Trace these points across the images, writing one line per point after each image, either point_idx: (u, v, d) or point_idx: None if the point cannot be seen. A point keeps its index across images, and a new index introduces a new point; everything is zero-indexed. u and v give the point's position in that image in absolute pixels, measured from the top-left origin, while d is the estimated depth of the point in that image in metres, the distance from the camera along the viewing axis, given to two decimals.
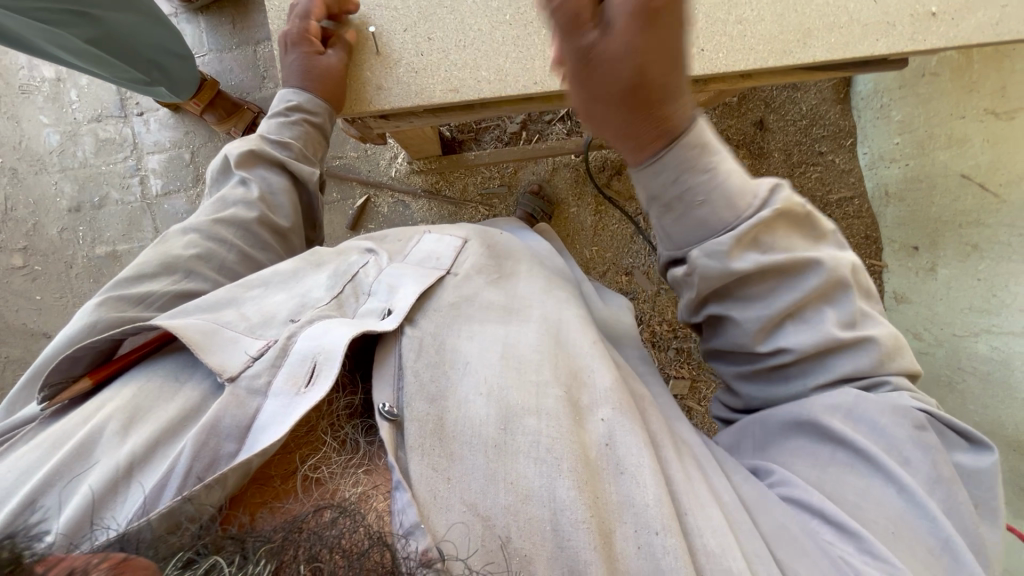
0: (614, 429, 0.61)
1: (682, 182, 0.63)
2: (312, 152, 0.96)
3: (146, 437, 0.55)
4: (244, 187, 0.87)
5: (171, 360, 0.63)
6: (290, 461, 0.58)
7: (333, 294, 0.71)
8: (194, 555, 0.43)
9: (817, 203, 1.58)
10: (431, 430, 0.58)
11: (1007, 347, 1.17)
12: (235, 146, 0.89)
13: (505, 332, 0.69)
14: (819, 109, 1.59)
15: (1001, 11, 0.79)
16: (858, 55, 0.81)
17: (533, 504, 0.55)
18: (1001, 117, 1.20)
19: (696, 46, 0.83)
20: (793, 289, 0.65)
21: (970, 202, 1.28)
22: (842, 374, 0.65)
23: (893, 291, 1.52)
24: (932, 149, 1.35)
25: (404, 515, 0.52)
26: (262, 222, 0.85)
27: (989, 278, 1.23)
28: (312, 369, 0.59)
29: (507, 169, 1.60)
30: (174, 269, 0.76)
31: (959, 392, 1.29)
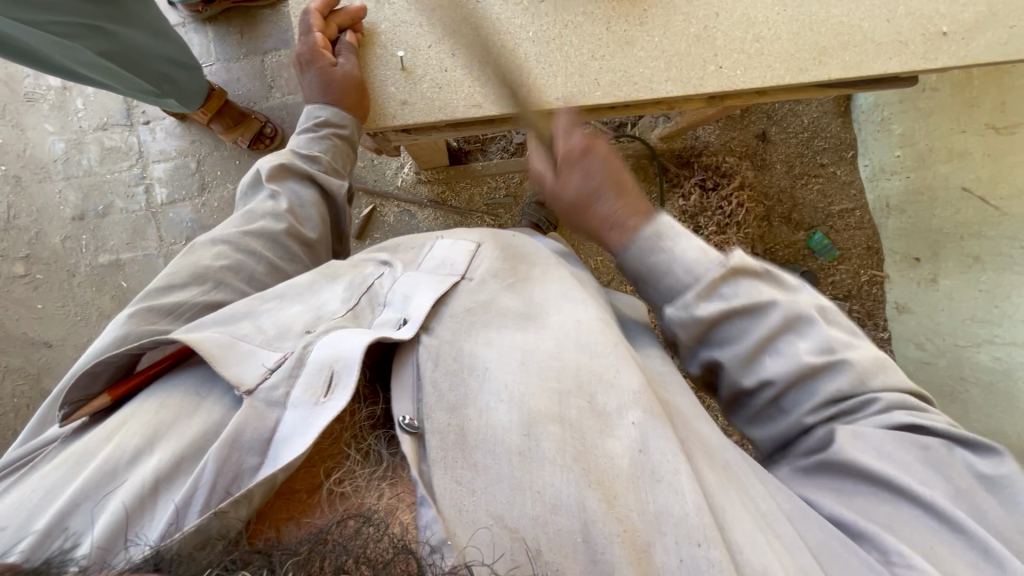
0: (646, 433, 0.61)
1: (648, 262, 0.74)
2: (342, 164, 0.95)
3: (171, 453, 0.55)
4: (272, 201, 0.87)
5: (192, 374, 0.63)
6: (314, 474, 0.58)
7: (349, 306, 0.72)
8: (223, 570, 0.43)
9: (819, 214, 1.60)
10: (452, 441, 0.59)
11: (1010, 357, 1.19)
12: (265, 160, 0.90)
13: (518, 339, 0.68)
14: (820, 121, 1.61)
15: (1009, 31, 0.81)
16: (871, 73, 0.83)
17: (564, 514, 0.54)
18: (1001, 132, 1.23)
19: (714, 63, 0.85)
20: (757, 326, 0.68)
21: (971, 215, 1.30)
22: (827, 395, 0.66)
23: (895, 300, 1.53)
24: (933, 162, 1.38)
25: (431, 530, 0.52)
26: (290, 233, 0.85)
27: (992, 289, 1.25)
28: (330, 378, 0.58)
29: (513, 179, 1.60)
30: (204, 280, 0.76)
31: (961, 403, 1.30)
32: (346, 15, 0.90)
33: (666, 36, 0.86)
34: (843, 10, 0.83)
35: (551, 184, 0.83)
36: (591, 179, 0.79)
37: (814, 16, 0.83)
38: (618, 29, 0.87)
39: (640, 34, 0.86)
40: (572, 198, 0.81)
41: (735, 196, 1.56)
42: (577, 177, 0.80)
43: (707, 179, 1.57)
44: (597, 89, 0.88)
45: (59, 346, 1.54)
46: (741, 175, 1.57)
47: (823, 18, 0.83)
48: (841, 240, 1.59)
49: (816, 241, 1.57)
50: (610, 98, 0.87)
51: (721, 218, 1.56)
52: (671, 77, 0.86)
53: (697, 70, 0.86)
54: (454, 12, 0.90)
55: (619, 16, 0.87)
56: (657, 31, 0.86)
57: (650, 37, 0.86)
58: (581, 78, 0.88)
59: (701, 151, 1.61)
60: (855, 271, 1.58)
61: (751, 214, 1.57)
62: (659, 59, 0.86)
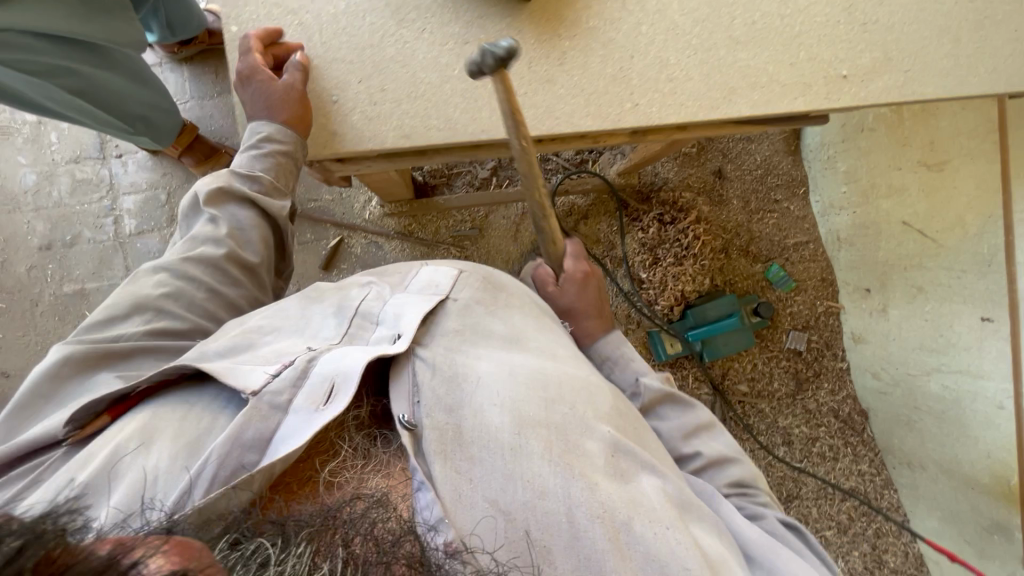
0: (617, 441, 0.72)
1: (619, 349, 1.04)
2: (283, 183, 0.97)
3: (172, 450, 0.62)
4: (213, 224, 0.92)
5: (178, 388, 0.69)
6: (308, 467, 0.66)
7: (342, 331, 0.79)
8: (242, 536, 0.52)
9: (775, 246, 1.65)
10: (450, 437, 0.67)
11: (958, 385, 1.27)
12: (204, 184, 0.93)
13: (509, 359, 0.77)
14: (772, 159, 1.68)
15: (905, 75, 0.84)
16: (781, 112, 0.85)
17: (550, 499, 0.65)
18: (933, 169, 1.27)
19: (630, 100, 0.86)
20: (687, 414, 0.95)
21: (912, 247, 1.35)
22: (733, 478, 0.89)
23: (851, 331, 1.59)
24: (876, 199, 1.44)
25: (428, 511, 0.63)
26: (231, 257, 0.90)
27: (935, 318, 1.31)
28: (330, 388, 0.66)
29: (478, 212, 1.66)
30: (145, 308, 0.82)
31: (917, 430, 1.42)
32: (282, 46, 0.90)
33: (585, 79, 0.86)
34: (748, 54, 0.85)
35: (552, 289, 1.07)
36: (581, 300, 1.06)
37: (721, 58, 0.85)
38: (539, 68, 0.86)
39: (559, 73, 0.86)
40: (564, 305, 1.06)
41: (691, 229, 1.58)
42: (572, 291, 1.05)
43: (665, 213, 1.60)
44: (519, 123, 0.87)
45: (17, 376, 1.53)
46: (696, 209, 1.61)
47: (732, 60, 0.85)
48: (797, 271, 1.64)
49: (774, 273, 1.62)
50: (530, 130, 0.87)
51: (679, 250, 1.58)
52: (589, 112, 0.86)
53: (615, 107, 0.86)
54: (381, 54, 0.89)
55: (540, 56, 0.86)
56: (577, 71, 0.86)
57: (570, 77, 0.86)
58: (505, 114, 0.87)
59: (660, 186, 1.65)
60: (811, 302, 1.63)
61: (708, 246, 1.59)
62: (579, 96, 0.86)
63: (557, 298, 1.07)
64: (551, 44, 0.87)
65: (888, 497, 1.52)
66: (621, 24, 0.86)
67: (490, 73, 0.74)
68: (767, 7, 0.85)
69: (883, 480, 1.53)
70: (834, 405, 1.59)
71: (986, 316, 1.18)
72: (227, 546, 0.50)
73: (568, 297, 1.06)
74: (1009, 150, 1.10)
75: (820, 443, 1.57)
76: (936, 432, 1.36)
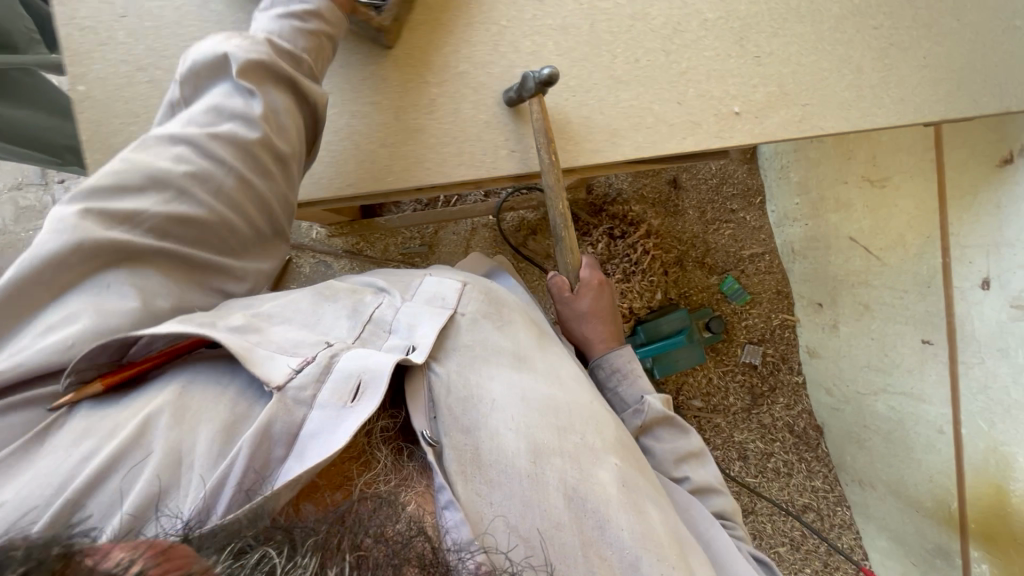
0: (624, 473, 0.67)
1: (626, 364, 0.99)
2: (321, 68, 0.74)
3: (208, 437, 0.51)
4: (242, 96, 0.64)
5: (206, 363, 0.57)
6: (340, 473, 0.58)
7: (356, 333, 0.68)
8: (248, 544, 0.44)
9: (731, 258, 1.57)
10: (469, 459, 0.62)
11: (903, 407, 1.26)
12: (243, 48, 0.64)
13: (520, 383, 0.70)
14: (727, 168, 1.60)
15: (802, 109, 0.87)
16: (666, 152, 0.87)
17: (566, 530, 0.60)
18: (876, 185, 1.25)
19: (506, 147, 0.88)
20: (683, 439, 0.91)
21: (859, 263, 1.32)
22: (716, 509, 0.86)
23: (807, 345, 1.52)
24: (825, 213, 1.40)
25: (457, 532, 0.56)
26: (265, 145, 0.65)
27: (880, 337, 1.28)
28: (357, 386, 0.57)
29: (427, 229, 1.64)
30: (164, 186, 0.60)
31: (867, 449, 1.38)
32: None
33: (455, 126, 0.87)
34: (631, 93, 0.87)
35: (568, 296, 1.04)
36: (598, 306, 1.03)
37: (602, 99, 0.87)
38: (407, 118, 0.86)
39: (427, 121, 0.86)
40: (581, 311, 1.03)
41: (641, 243, 1.52)
42: (589, 298, 1.03)
43: (615, 227, 1.52)
44: (388, 174, 0.86)
45: None
46: (647, 223, 1.54)
47: (614, 100, 0.87)
48: (752, 284, 1.56)
49: (728, 286, 1.54)
50: (401, 180, 0.86)
51: (628, 266, 1.51)
52: (463, 160, 0.87)
53: (490, 154, 0.88)
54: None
55: (408, 106, 0.86)
56: (447, 118, 0.87)
57: (439, 124, 0.86)
58: (374, 163, 0.86)
59: (614, 198, 1.55)
60: (766, 315, 1.55)
61: (659, 262, 1.53)
62: (452, 145, 0.87)
63: (573, 306, 1.03)
64: (415, 89, 0.86)
65: (840, 515, 1.46)
66: (498, 70, 0.86)
67: (527, 96, 0.82)
68: (651, 44, 0.86)
69: (835, 496, 1.48)
70: (789, 419, 1.52)
71: (927, 339, 1.17)
72: (229, 556, 0.43)
73: (586, 304, 1.03)
74: (946, 172, 1.10)
75: (775, 458, 1.49)
76: (884, 452, 1.33)
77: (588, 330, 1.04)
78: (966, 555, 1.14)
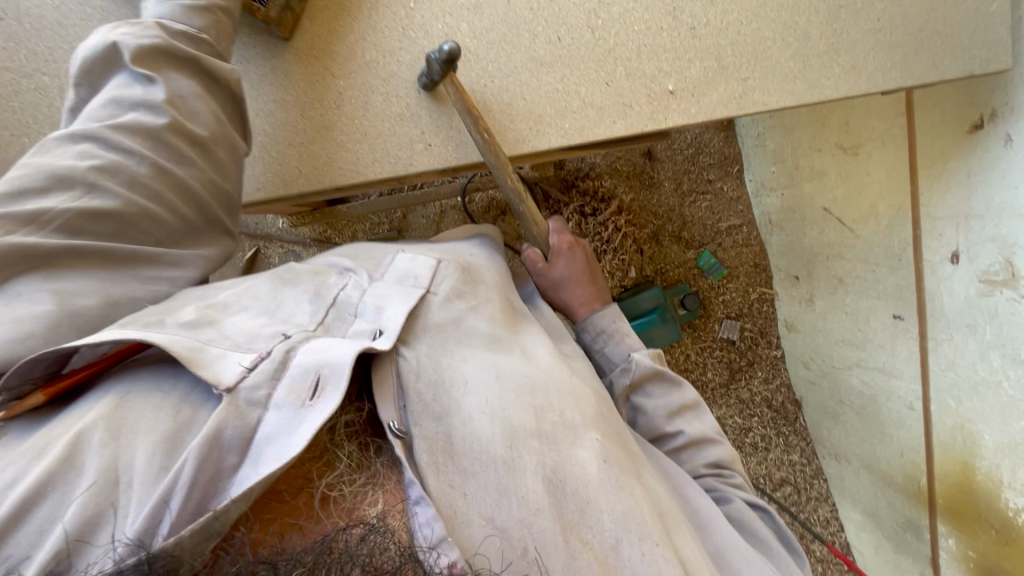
0: (607, 449, 0.63)
1: (615, 322, 0.95)
2: (224, 49, 0.77)
3: (150, 448, 0.46)
4: (143, 86, 0.67)
5: (150, 370, 0.52)
6: (301, 475, 0.51)
7: (318, 318, 0.62)
8: None
9: (708, 231, 1.55)
10: (441, 448, 0.56)
11: (876, 382, 1.27)
12: (132, 35, 0.67)
13: (494, 359, 0.66)
14: (703, 138, 1.56)
15: (743, 84, 0.98)
16: (595, 136, 0.98)
17: (546, 515, 0.56)
18: (848, 152, 1.27)
19: (422, 141, 0.97)
20: (672, 394, 0.87)
21: (832, 236, 1.33)
22: (711, 459, 0.83)
23: (784, 319, 1.53)
24: (800, 182, 1.40)
25: (429, 529, 0.51)
26: (176, 128, 0.66)
27: (854, 312, 1.30)
28: (316, 383, 0.52)
29: (395, 214, 1.62)
30: (70, 183, 0.59)
31: (843, 423, 1.38)
32: None
33: (366, 118, 0.96)
34: (554, 78, 0.97)
35: (542, 267, 0.99)
36: (573, 268, 0.99)
37: (529, 87, 0.96)
38: (314, 115, 0.96)
39: (335, 119, 0.96)
40: (557, 278, 0.99)
41: (612, 221, 1.51)
42: (562, 263, 0.99)
43: (586, 205, 1.50)
44: (302, 174, 0.97)
45: None
46: (618, 199, 1.52)
47: (539, 85, 0.97)
48: (729, 257, 1.55)
49: (705, 261, 1.53)
50: (318, 179, 0.97)
51: (599, 244, 1.50)
52: (377, 159, 0.97)
53: (406, 150, 0.97)
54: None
55: (314, 103, 0.96)
56: (357, 111, 0.96)
57: (347, 121, 0.96)
58: (298, 162, 0.96)
59: (587, 173, 1.52)
60: (743, 289, 1.54)
61: (631, 239, 1.52)
62: (361, 141, 0.97)
63: (549, 275, 0.99)
64: (324, 83, 0.96)
65: (816, 487, 1.46)
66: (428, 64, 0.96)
67: (439, 78, 0.90)
68: (574, 20, 0.96)
69: (813, 469, 1.48)
70: (767, 394, 1.52)
71: (898, 314, 1.19)
72: None
73: (562, 269, 0.99)
74: (916, 139, 1.13)
75: (753, 433, 1.49)
76: (859, 427, 1.33)
77: (570, 296, 0.99)
78: (934, 529, 1.15)
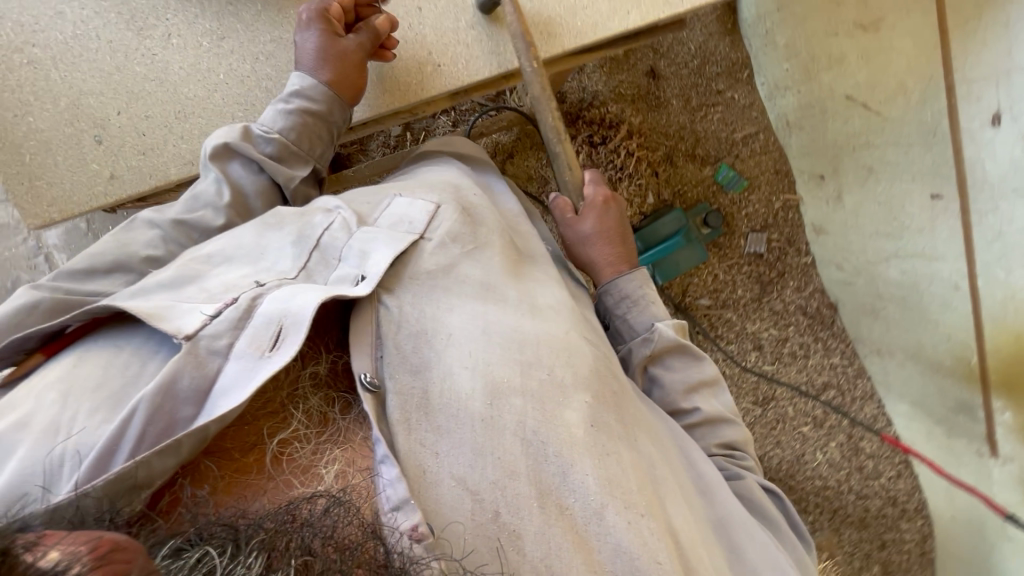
0: (596, 412, 0.65)
1: (642, 289, 0.94)
2: (307, 147, 0.91)
3: (100, 397, 0.57)
4: (217, 185, 0.85)
5: (104, 334, 0.63)
6: (250, 433, 0.60)
7: (300, 263, 0.70)
8: (189, 546, 0.48)
9: (722, 144, 1.46)
10: (415, 405, 0.62)
11: (917, 269, 1.21)
12: (220, 137, 0.85)
13: (483, 306, 0.70)
14: (707, 45, 1.46)
15: None
16: (609, 31, 0.97)
17: (521, 480, 0.60)
18: (869, 30, 1.16)
19: (432, 62, 0.97)
20: (693, 368, 0.88)
21: (857, 124, 1.24)
22: (726, 438, 0.85)
23: (812, 223, 1.44)
24: (816, 73, 1.29)
25: (391, 490, 0.57)
26: (228, 228, 0.84)
27: (888, 200, 1.22)
28: (277, 332, 0.59)
29: None
30: (129, 270, 0.79)
31: (882, 318, 1.34)
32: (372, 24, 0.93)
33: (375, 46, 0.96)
34: None
35: (570, 218, 0.99)
36: (603, 224, 0.98)
37: None
38: None
39: None
40: (583, 231, 0.97)
41: (623, 146, 1.45)
42: (592, 217, 0.98)
43: (595, 133, 1.45)
44: None
45: None
46: (627, 123, 1.46)
47: None
48: (748, 168, 1.46)
49: (723, 175, 1.46)
50: None
51: (613, 173, 1.45)
52: (388, 89, 0.98)
53: (417, 74, 0.98)
54: (195, 47, 0.95)
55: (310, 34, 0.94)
56: None
57: None
58: None
59: (590, 102, 1.45)
60: (766, 200, 1.46)
61: (644, 162, 1.46)
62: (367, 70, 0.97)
63: (575, 227, 0.98)
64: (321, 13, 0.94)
65: (861, 386, 1.43)
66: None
67: None
68: None
69: (855, 369, 1.44)
70: (801, 302, 1.47)
71: (936, 193, 1.12)
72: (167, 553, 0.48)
73: (590, 224, 0.98)
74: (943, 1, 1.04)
75: (791, 343, 1.46)
76: (901, 318, 1.29)
77: (595, 253, 0.97)
78: (988, 406, 1.14)
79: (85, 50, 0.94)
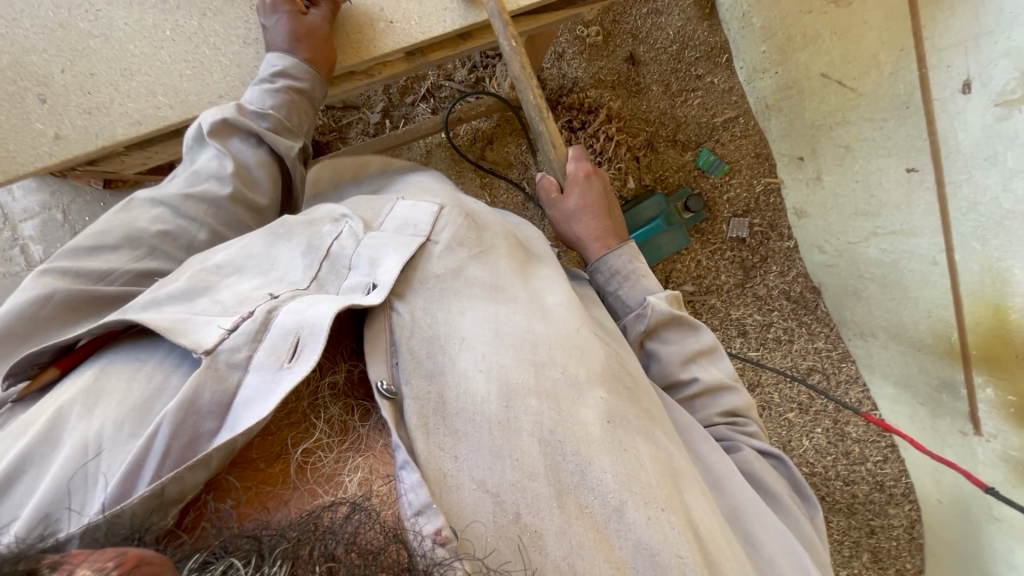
0: (614, 408, 0.63)
1: (630, 262, 0.92)
2: (295, 122, 0.92)
3: (118, 411, 0.54)
4: (218, 159, 0.83)
5: (126, 347, 0.60)
6: (275, 442, 0.60)
7: (311, 274, 0.68)
8: (211, 556, 0.45)
9: (703, 129, 1.45)
10: (431, 408, 0.60)
11: (896, 247, 1.19)
12: (212, 116, 0.84)
13: (495, 306, 0.68)
14: (685, 30, 1.44)
15: None
16: None
17: (541, 480, 0.58)
18: (840, 4, 1.15)
19: (385, 18, 0.96)
20: (688, 340, 0.86)
21: (833, 102, 1.22)
22: (726, 407, 0.84)
23: (793, 206, 1.42)
24: (793, 52, 1.27)
25: (414, 495, 0.55)
26: (236, 198, 0.83)
27: (865, 178, 1.21)
28: (295, 343, 0.58)
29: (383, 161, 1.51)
30: (137, 245, 0.76)
31: (864, 300, 1.31)
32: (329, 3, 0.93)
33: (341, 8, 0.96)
34: None
35: (556, 196, 1.00)
36: (587, 197, 0.97)
37: None
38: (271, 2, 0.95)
39: None
40: (568, 206, 0.98)
41: (603, 131, 1.43)
42: (576, 192, 0.98)
43: (574, 119, 1.44)
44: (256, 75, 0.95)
45: None
46: (606, 107, 1.44)
47: None
48: (728, 152, 1.45)
49: (704, 159, 1.44)
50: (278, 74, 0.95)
51: (591, 158, 1.44)
52: (341, 46, 0.96)
53: (371, 32, 0.96)
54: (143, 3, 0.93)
55: None
56: None
57: None
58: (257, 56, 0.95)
59: (570, 88, 1.46)
60: (747, 184, 1.45)
61: (624, 146, 1.44)
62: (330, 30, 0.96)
63: (560, 204, 0.99)
64: None
65: (845, 371, 1.40)
66: None
67: None
68: None
69: (839, 354, 1.41)
70: (785, 287, 1.45)
71: (912, 167, 1.11)
72: (194, 568, 0.44)
73: (574, 198, 0.98)
74: None
75: (776, 328, 1.45)
76: (881, 298, 1.27)
77: (581, 227, 0.97)
78: (971, 384, 1.11)
79: (31, 7, 0.92)
